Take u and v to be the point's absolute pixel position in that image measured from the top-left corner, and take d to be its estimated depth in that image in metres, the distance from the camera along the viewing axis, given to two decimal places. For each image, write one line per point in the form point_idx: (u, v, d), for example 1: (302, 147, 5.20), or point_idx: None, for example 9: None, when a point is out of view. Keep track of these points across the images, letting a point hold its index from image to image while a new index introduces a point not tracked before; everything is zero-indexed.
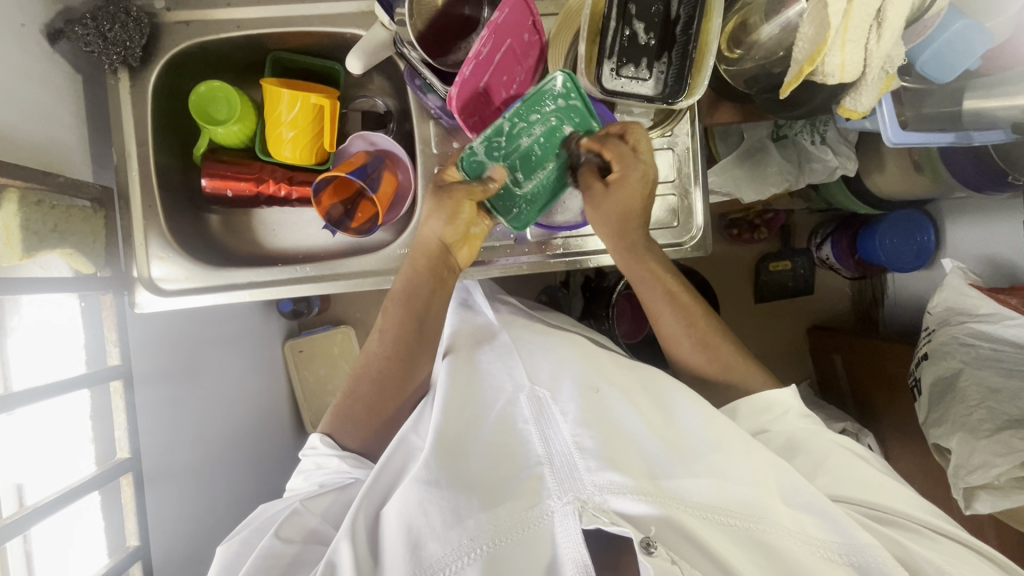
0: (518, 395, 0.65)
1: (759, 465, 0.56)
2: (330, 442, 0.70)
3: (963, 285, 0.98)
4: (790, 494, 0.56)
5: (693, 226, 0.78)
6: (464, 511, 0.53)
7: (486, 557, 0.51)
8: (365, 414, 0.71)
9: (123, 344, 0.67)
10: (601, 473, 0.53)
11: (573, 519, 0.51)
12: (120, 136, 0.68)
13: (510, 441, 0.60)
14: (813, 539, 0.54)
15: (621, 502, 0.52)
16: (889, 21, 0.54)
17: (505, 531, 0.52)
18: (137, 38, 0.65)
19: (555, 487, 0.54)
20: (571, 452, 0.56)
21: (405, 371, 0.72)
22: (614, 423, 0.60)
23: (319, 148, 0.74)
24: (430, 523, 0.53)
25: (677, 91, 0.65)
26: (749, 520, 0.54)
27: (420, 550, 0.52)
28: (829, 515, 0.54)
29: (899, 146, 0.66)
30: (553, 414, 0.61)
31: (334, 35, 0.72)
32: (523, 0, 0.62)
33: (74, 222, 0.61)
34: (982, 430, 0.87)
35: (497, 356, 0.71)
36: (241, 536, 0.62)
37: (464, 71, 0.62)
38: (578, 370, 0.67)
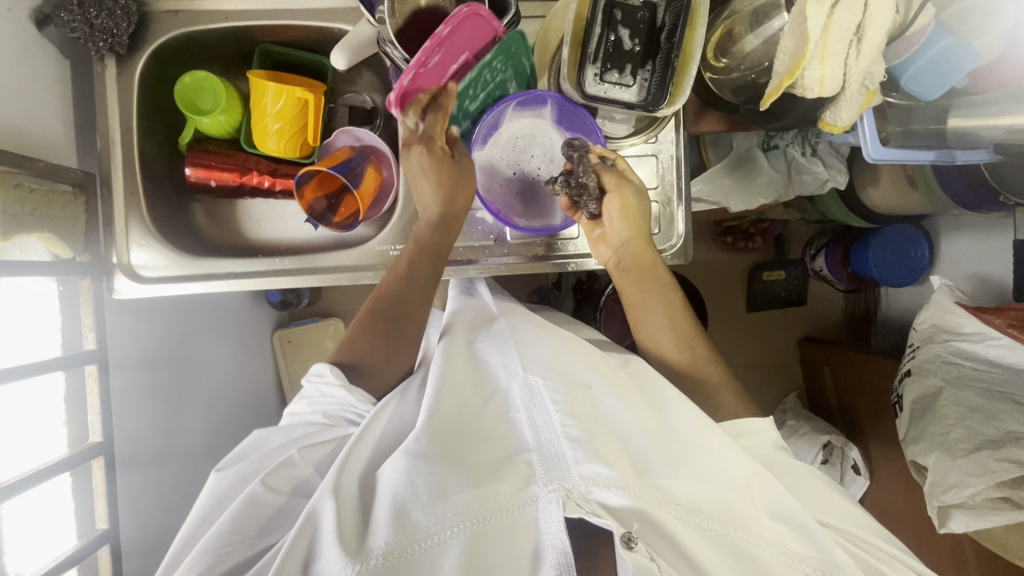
0: (511, 384, 0.64)
1: (743, 472, 0.58)
2: (338, 371, 0.67)
3: (949, 302, 0.96)
4: (773, 506, 0.58)
5: (674, 235, 0.77)
6: (450, 487, 0.53)
7: (467, 535, 0.51)
8: (381, 348, 0.71)
9: (100, 329, 0.68)
10: (588, 465, 0.54)
11: (556, 507, 0.52)
12: (104, 122, 0.68)
13: (502, 428, 0.60)
14: (789, 550, 0.56)
15: (606, 494, 0.53)
16: (868, 36, 0.54)
17: (490, 510, 0.53)
18: (124, 25, 0.66)
19: (542, 474, 0.55)
20: (559, 441, 0.57)
21: (408, 327, 0.71)
22: (602, 419, 0.61)
23: (303, 143, 0.74)
24: (416, 494, 0.53)
25: (658, 99, 0.65)
26: (727, 525, 0.55)
27: (406, 518, 0.52)
28: (808, 530, 0.56)
29: (879, 162, 0.64)
30: (544, 402, 0.61)
31: (322, 29, 0.72)
32: (473, 11, 0.59)
33: (53, 207, 0.62)
34: (959, 449, 0.87)
35: (494, 345, 0.70)
36: (238, 468, 0.63)
37: (403, 78, 0.62)
38: (566, 362, 0.65)
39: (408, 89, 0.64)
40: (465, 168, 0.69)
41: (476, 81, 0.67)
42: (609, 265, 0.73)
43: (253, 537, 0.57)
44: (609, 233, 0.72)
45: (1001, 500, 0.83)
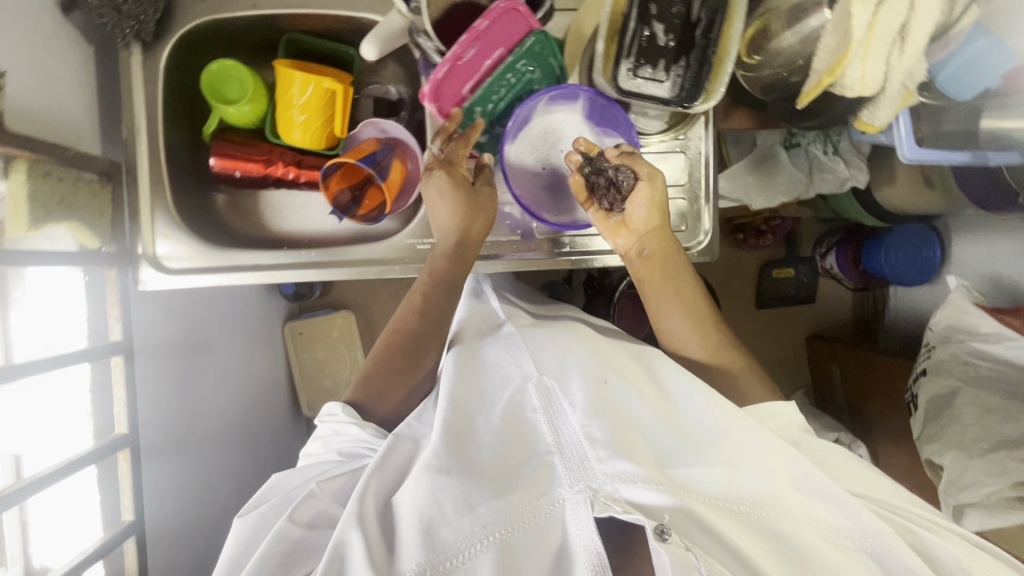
0: (527, 384, 0.64)
1: (769, 453, 0.57)
2: (350, 411, 0.67)
3: (965, 303, 0.95)
4: (802, 481, 0.57)
5: (700, 232, 0.77)
6: (476, 499, 0.52)
7: (499, 545, 0.50)
8: (395, 384, 0.71)
9: (126, 320, 0.67)
10: (611, 462, 0.53)
11: (584, 507, 0.51)
12: (129, 110, 0.67)
13: (518, 429, 0.59)
14: (826, 525, 0.55)
15: (633, 491, 0.52)
16: (912, 35, 0.53)
17: (518, 518, 0.51)
18: (151, 12, 0.64)
19: (565, 475, 0.54)
20: (580, 441, 0.56)
21: (417, 360, 0.71)
22: (622, 411, 0.60)
23: (329, 134, 0.73)
24: (441, 510, 0.52)
25: (694, 94, 0.65)
26: (761, 511, 0.54)
27: (434, 536, 0.51)
28: (840, 502, 0.55)
29: (914, 162, 0.65)
30: (561, 406, 0.60)
31: (351, 19, 0.71)
32: (513, 8, 0.60)
33: (80, 197, 0.61)
34: (977, 448, 0.87)
35: (505, 349, 0.70)
36: (260, 511, 0.60)
37: (438, 70, 0.61)
38: (589, 362, 0.66)
39: (442, 82, 0.63)
40: (480, 196, 0.69)
41: (501, 84, 0.65)
42: (630, 254, 0.71)
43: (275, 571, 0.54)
44: (632, 219, 0.70)
45: (1017, 499, 0.84)
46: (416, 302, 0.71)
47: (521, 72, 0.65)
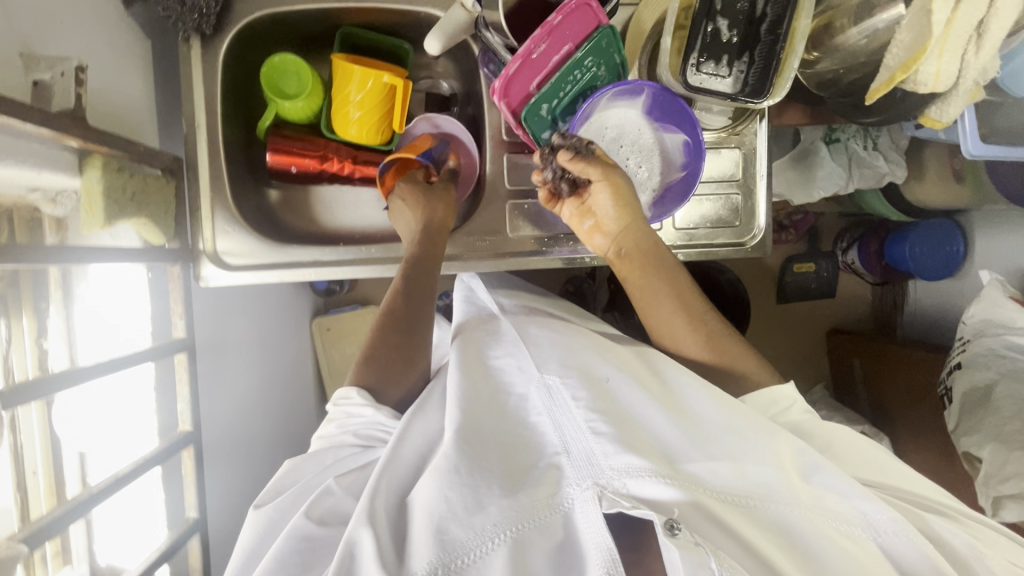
0: (528, 387, 0.59)
1: (777, 445, 0.53)
2: (365, 393, 0.61)
3: (1001, 297, 0.99)
4: (810, 472, 0.54)
5: (754, 226, 0.78)
6: (485, 497, 0.49)
7: (512, 542, 0.47)
8: (398, 362, 0.64)
9: (188, 317, 0.67)
10: (620, 456, 0.50)
11: (593, 504, 0.48)
12: (189, 105, 0.67)
13: (520, 429, 0.55)
14: (834, 513, 0.53)
15: (641, 485, 0.49)
16: (990, 32, 0.54)
17: (528, 516, 0.48)
18: (213, 5, 0.64)
19: (574, 474, 0.50)
20: (585, 438, 0.52)
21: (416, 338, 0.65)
22: (623, 407, 0.56)
23: (385, 129, 0.73)
24: (451, 510, 0.49)
25: (761, 89, 0.65)
26: (765, 502, 0.52)
27: (446, 534, 0.47)
28: (847, 490, 0.53)
29: (978, 158, 0.65)
30: (564, 400, 0.55)
31: (409, 13, 0.70)
32: (586, 4, 0.60)
33: (149, 193, 0.60)
34: (1016, 441, 0.89)
35: (506, 350, 0.64)
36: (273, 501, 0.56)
37: (511, 65, 0.61)
38: (581, 360, 0.61)
39: (512, 77, 0.62)
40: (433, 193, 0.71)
41: (569, 82, 0.65)
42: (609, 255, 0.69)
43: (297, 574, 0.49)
44: (604, 222, 0.67)
45: None
46: (399, 284, 0.66)
47: (586, 69, 0.64)
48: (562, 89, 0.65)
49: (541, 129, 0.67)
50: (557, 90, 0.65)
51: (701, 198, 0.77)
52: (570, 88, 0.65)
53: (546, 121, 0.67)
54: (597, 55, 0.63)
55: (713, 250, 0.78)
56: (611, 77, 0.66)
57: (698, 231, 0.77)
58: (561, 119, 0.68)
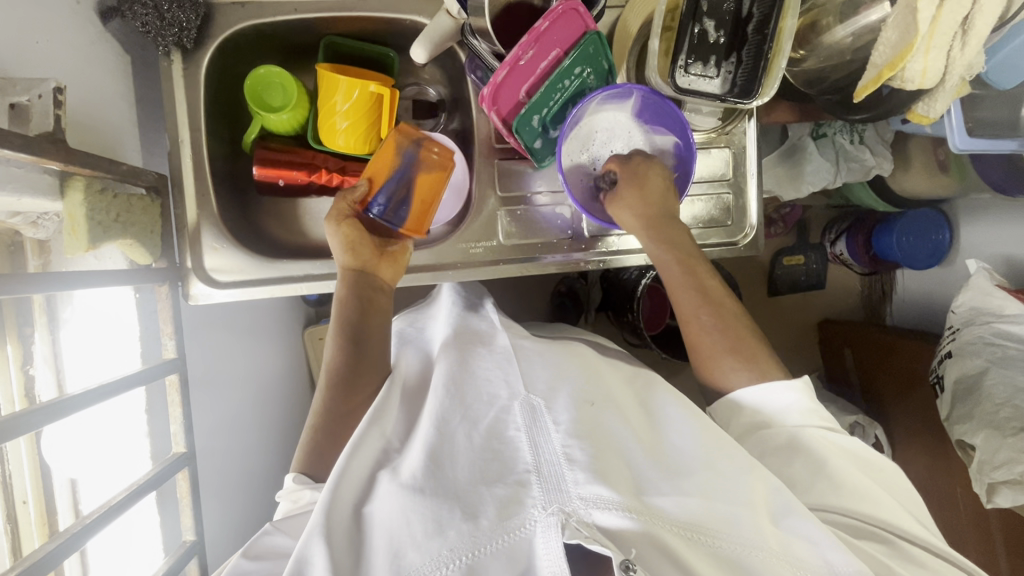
0: (511, 401, 0.57)
1: (753, 487, 0.55)
2: (302, 479, 0.62)
3: (989, 285, 1.01)
4: (779, 514, 0.55)
5: (746, 225, 0.78)
6: (446, 520, 0.46)
7: (463, 571, 0.44)
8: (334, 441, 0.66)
9: (178, 336, 0.64)
10: (589, 485, 0.47)
11: (555, 532, 0.45)
12: (172, 120, 0.65)
13: (495, 448, 0.52)
14: (807, 564, 0.52)
15: (607, 517, 0.46)
16: (975, 28, 0.54)
17: (483, 543, 0.45)
18: (193, 19, 0.62)
19: (541, 496, 0.47)
20: (559, 461, 0.50)
21: (358, 407, 0.68)
22: (607, 436, 0.55)
23: (374, 138, 0.72)
24: (410, 532, 0.46)
25: (750, 90, 0.65)
26: (737, 546, 0.50)
27: (400, 560, 0.45)
28: (820, 538, 0.53)
29: (964, 151, 0.67)
30: (545, 423, 0.54)
31: (394, 21, 0.69)
32: (572, 9, 0.59)
33: (134, 213, 0.58)
34: (1009, 427, 0.89)
35: (495, 363, 0.63)
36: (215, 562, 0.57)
37: (499, 74, 0.60)
38: (570, 383, 0.61)
39: (501, 86, 0.62)
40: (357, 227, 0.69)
41: (558, 89, 0.64)
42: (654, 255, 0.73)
43: None
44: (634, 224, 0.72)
45: None
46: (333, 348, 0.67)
47: (576, 76, 0.64)
48: (551, 97, 0.64)
49: (533, 138, 0.66)
50: (547, 98, 0.64)
51: (694, 198, 0.77)
52: (560, 96, 0.65)
53: (537, 130, 0.66)
54: (585, 60, 0.63)
55: (707, 250, 0.78)
56: (600, 82, 0.66)
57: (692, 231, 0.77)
58: (551, 127, 0.67)
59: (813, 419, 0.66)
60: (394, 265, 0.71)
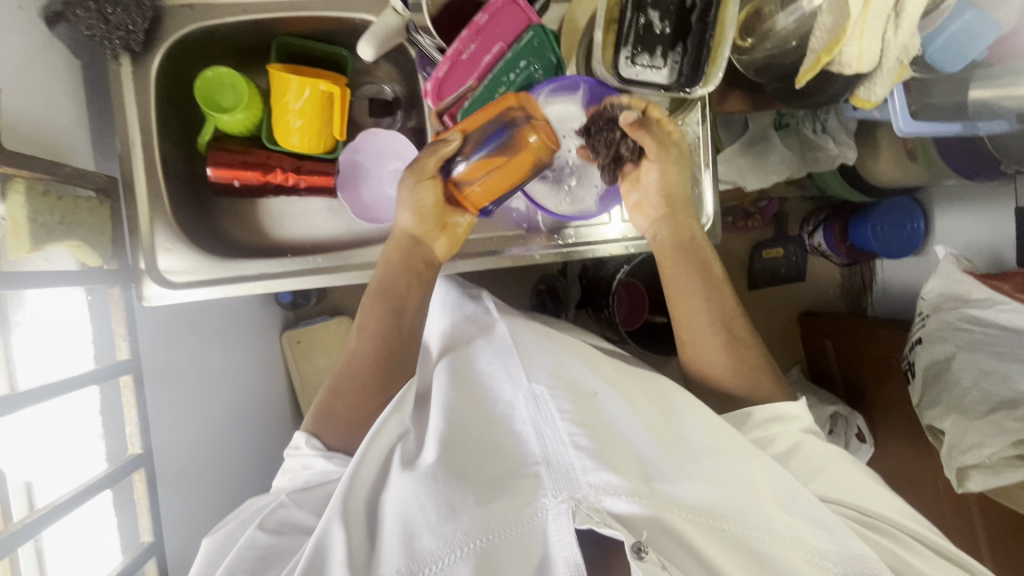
0: (516, 395, 0.62)
1: (756, 475, 0.57)
2: (315, 443, 0.67)
3: (956, 270, 0.98)
4: (786, 501, 0.58)
5: (702, 215, 0.78)
6: (460, 506, 0.53)
7: (479, 552, 0.51)
8: (349, 411, 0.68)
9: (132, 337, 0.65)
10: (597, 473, 0.53)
11: (566, 518, 0.52)
12: (123, 123, 0.66)
13: (507, 444, 0.59)
14: (808, 546, 0.56)
15: (614, 502, 0.53)
16: (907, 11, 0.55)
17: (499, 528, 0.52)
18: (140, 21, 0.63)
19: (551, 485, 0.54)
20: (566, 451, 0.56)
21: (380, 385, 0.68)
22: (611, 424, 0.60)
23: (328, 137, 0.72)
24: (424, 516, 0.53)
25: (694, 79, 0.66)
26: (744, 528, 0.55)
27: (415, 543, 0.52)
28: (823, 522, 0.56)
29: (908, 134, 0.70)
30: (550, 411, 0.59)
31: (343, 20, 0.70)
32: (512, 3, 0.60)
33: (81, 214, 0.59)
34: (975, 411, 0.90)
35: (497, 356, 0.68)
36: (227, 528, 0.63)
37: (441, 67, 0.62)
38: (570, 371, 0.64)
39: (443, 80, 0.63)
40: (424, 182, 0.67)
41: (504, 84, 0.65)
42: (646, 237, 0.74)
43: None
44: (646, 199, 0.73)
45: (1016, 458, 0.86)
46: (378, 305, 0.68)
47: (522, 70, 0.64)
48: (496, 90, 0.65)
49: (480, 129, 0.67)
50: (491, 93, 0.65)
51: None
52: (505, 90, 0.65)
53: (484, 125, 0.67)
54: (529, 54, 0.63)
55: None
56: (549, 76, 0.66)
57: None
58: None
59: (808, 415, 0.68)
60: (451, 239, 0.71)
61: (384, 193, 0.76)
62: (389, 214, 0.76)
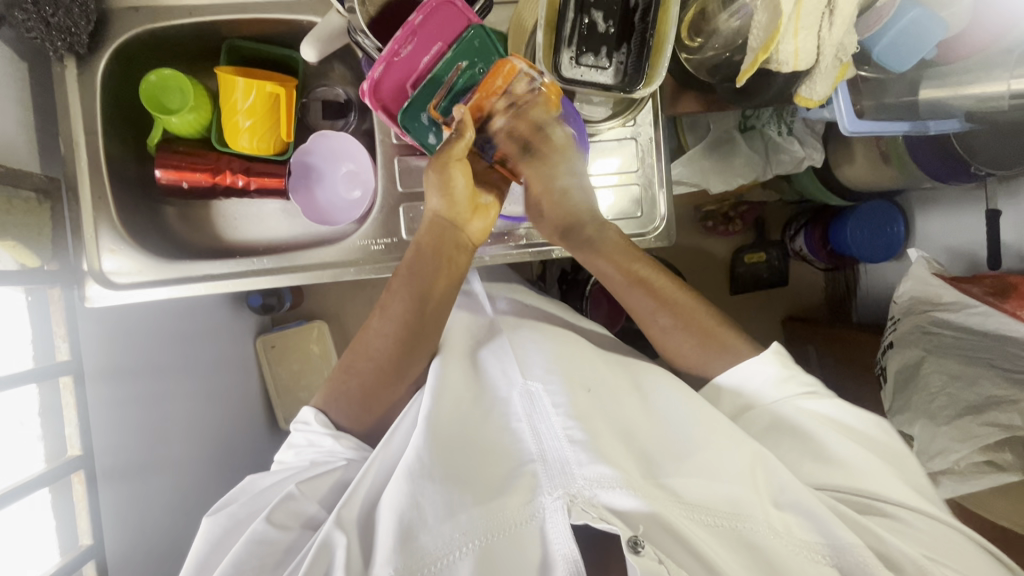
0: (512, 392, 0.63)
1: (750, 472, 0.56)
2: (324, 420, 0.66)
3: (926, 273, 0.86)
4: (778, 493, 0.56)
5: (656, 217, 0.77)
6: (457, 505, 0.52)
7: (478, 552, 0.50)
8: (361, 399, 0.68)
9: (73, 340, 0.66)
10: (591, 466, 0.52)
11: (562, 515, 0.50)
12: (68, 126, 0.67)
13: (504, 441, 0.58)
14: (799, 540, 0.54)
15: (611, 496, 0.51)
16: (840, 8, 0.54)
17: (499, 527, 0.51)
18: (83, 24, 0.64)
19: (547, 483, 0.53)
20: (562, 446, 0.54)
21: (395, 371, 0.68)
22: (607, 417, 0.60)
23: (277, 138, 0.72)
24: (421, 515, 0.52)
25: (635, 79, 0.64)
26: (744, 524, 0.53)
27: (414, 540, 0.51)
28: (816, 516, 0.54)
29: (855, 134, 0.68)
30: (545, 408, 0.59)
31: (290, 22, 0.70)
32: (448, 3, 0.60)
33: (17, 214, 0.60)
34: (943, 416, 0.82)
35: (496, 354, 0.69)
36: (228, 510, 0.61)
37: (375, 69, 0.61)
38: (569, 366, 0.64)
39: (381, 82, 0.63)
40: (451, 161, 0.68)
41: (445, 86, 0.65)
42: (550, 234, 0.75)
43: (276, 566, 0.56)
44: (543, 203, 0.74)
45: (986, 463, 0.78)
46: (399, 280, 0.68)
47: (463, 70, 0.64)
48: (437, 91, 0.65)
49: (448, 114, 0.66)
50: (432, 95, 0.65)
51: (608, 190, 0.78)
52: (449, 92, 0.64)
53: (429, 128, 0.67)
54: (469, 55, 0.63)
55: None
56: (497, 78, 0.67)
57: None
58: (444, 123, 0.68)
59: (793, 390, 0.65)
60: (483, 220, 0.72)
61: (338, 194, 0.76)
62: (341, 215, 0.75)
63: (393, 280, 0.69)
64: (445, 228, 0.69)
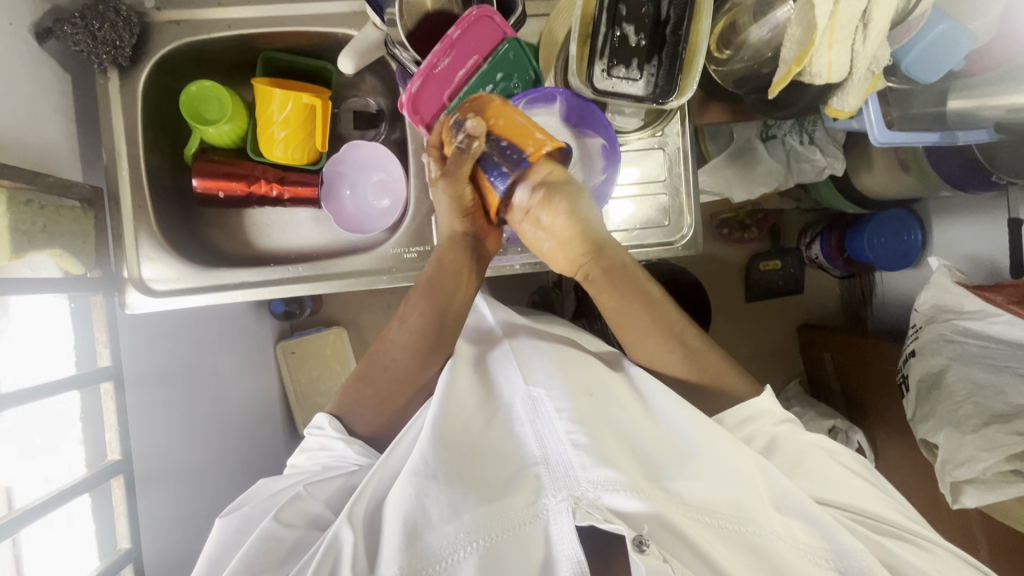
0: (514, 398, 0.63)
1: (748, 472, 0.56)
2: (338, 426, 0.66)
3: (949, 281, 0.86)
4: (781, 499, 0.56)
5: (683, 226, 0.78)
6: (462, 504, 0.52)
7: (483, 552, 0.50)
8: (374, 403, 0.68)
9: (114, 345, 0.67)
10: (596, 470, 0.52)
11: (567, 516, 0.51)
12: (111, 136, 0.69)
13: (507, 445, 0.58)
14: (801, 543, 0.55)
15: (615, 499, 0.51)
16: (874, 21, 0.55)
17: (501, 527, 0.51)
18: (127, 37, 0.66)
19: (551, 486, 0.53)
20: (565, 450, 0.55)
21: (411, 381, 0.69)
22: (609, 423, 0.59)
23: (313, 148, 0.73)
24: (429, 515, 0.52)
25: (668, 91, 0.64)
26: (751, 525, 0.54)
27: (419, 541, 0.51)
28: (820, 522, 0.54)
29: (885, 145, 0.69)
30: (548, 413, 0.59)
31: (326, 35, 0.72)
32: (484, 15, 0.61)
33: (64, 223, 0.62)
34: (970, 424, 0.78)
35: (500, 359, 0.69)
36: (242, 512, 0.61)
37: (412, 83, 0.63)
38: (570, 372, 0.64)
39: (417, 94, 0.64)
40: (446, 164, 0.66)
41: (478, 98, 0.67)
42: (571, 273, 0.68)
43: (276, 564, 0.56)
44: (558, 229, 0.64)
45: (1013, 472, 0.75)
46: (419, 290, 0.69)
47: (497, 81, 0.66)
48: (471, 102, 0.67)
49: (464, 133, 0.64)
50: None
51: (629, 201, 0.78)
52: None
53: None
54: (503, 66, 0.65)
55: (643, 251, 0.79)
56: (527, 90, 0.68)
57: (629, 232, 0.78)
58: None
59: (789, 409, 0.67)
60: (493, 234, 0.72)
61: (369, 204, 0.77)
62: (373, 224, 0.77)
63: (412, 289, 0.70)
64: (464, 242, 0.69)
